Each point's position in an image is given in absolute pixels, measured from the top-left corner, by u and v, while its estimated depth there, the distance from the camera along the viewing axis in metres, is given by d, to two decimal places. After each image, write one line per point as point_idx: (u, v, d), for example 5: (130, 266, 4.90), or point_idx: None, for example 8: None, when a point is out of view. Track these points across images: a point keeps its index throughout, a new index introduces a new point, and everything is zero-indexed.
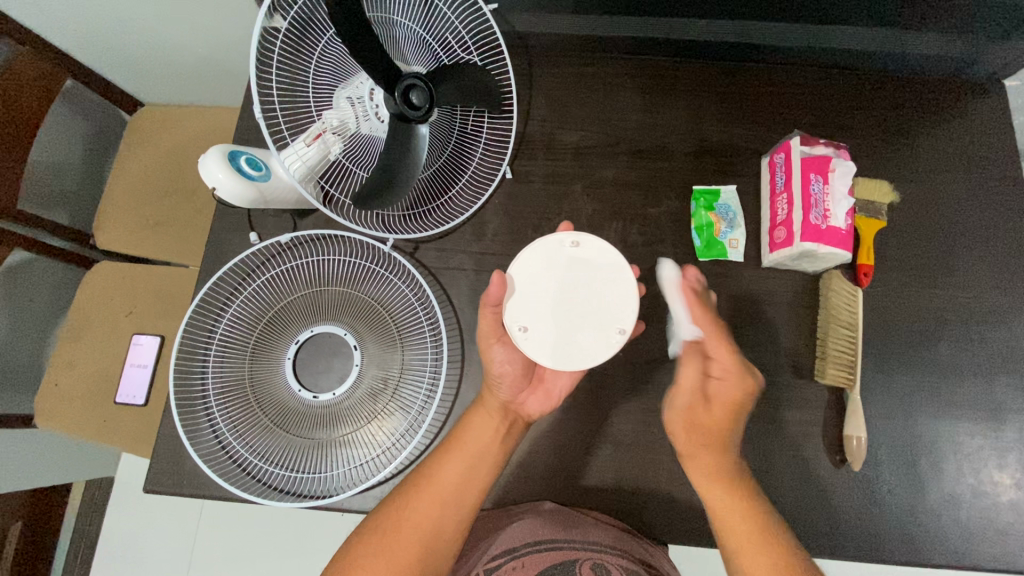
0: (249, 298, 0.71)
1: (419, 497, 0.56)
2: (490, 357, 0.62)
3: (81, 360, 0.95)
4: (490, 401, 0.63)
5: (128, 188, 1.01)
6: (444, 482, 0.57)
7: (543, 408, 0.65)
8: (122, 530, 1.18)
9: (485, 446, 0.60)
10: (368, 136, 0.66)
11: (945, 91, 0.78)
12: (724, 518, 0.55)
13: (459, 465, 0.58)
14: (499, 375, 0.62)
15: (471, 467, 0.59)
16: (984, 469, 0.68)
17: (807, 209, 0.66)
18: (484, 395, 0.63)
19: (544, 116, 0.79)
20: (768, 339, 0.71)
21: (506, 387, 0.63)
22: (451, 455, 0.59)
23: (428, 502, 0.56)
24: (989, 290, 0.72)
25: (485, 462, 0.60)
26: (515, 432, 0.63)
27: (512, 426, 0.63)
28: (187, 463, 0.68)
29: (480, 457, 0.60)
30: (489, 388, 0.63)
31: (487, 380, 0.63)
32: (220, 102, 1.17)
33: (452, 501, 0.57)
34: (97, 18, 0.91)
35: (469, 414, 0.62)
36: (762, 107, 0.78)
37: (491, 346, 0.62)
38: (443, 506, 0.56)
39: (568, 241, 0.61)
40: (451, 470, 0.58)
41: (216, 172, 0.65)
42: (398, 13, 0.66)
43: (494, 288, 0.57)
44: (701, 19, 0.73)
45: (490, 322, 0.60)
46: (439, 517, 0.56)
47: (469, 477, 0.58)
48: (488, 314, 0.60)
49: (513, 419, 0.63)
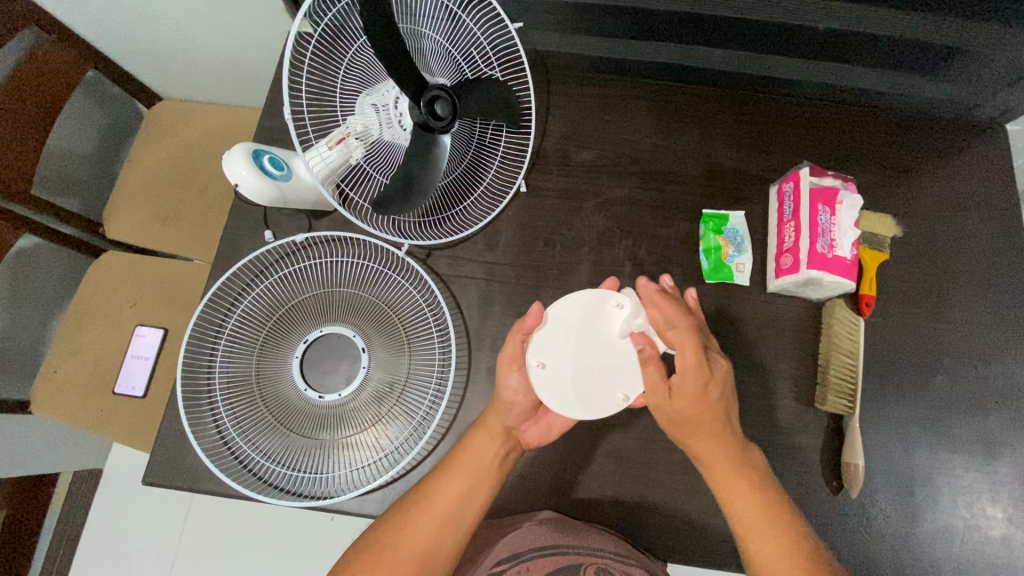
0: (260, 296, 0.71)
1: (417, 514, 0.56)
2: (506, 383, 0.60)
3: (82, 348, 0.94)
4: (492, 422, 0.62)
5: (141, 179, 1.02)
6: (442, 500, 0.57)
7: (540, 438, 0.65)
8: (107, 523, 1.17)
9: (484, 465, 0.60)
10: (391, 143, 0.67)
11: (946, 133, 0.80)
12: (741, 492, 0.55)
13: (457, 485, 0.58)
14: (510, 402, 0.61)
15: (470, 486, 0.58)
16: (977, 503, 0.69)
17: (814, 237, 0.67)
18: (487, 416, 0.63)
19: (560, 133, 0.80)
20: (770, 363, 0.72)
21: (511, 415, 0.61)
22: (450, 473, 0.59)
23: (425, 522, 0.56)
24: (985, 326, 0.74)
25: (484, 482, 0.59)
26: (513, 457, 0.63)
27: (511, 450, 0.63)
28: (189, 457, 0.68)
29: (478, 476, 0.59)
30: (493, 410, 0.62)
31: (495, 402, 0.62)
32: (238, 100, 1.18)
33: (450, 522, 0.56)
34: (124, 12, 0.93)
35: (470, 434, 0.62)
36: (773, 136, 0.80)
37: (509, 373, 0.60)
38: (443, 525, 0.56)
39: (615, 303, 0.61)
40: (450, 488, 0.58)
41: (239, 170, 0.65)
42: (426, 26, 0.68)
43: (530, 317, 0.58)
44: (718, 49, 0.75)
45: (515, 348, 0.60)
46: (438, 535, 0.56)
47: (468, 496, 0.58)
48: (518, 340, 0.59)
49: (512, 445, 0.63)
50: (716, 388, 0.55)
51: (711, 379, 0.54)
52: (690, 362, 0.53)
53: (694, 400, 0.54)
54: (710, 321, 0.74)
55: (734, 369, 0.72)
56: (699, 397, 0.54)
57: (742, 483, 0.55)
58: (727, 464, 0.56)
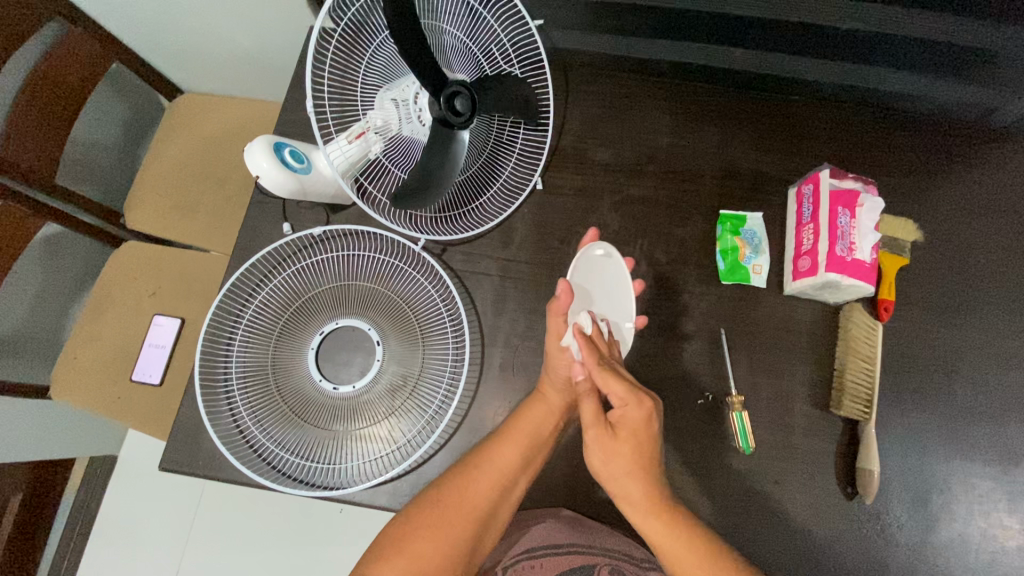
0: (278, 286, 0.72)
1: (476, 482, 0.57)
2: (558, 362, 0.61)
3: (101, 336, 0.96)
4: (548, 394, 0.62)
5: (161, 170, 1.03)
6: (500, 468, 0.58)
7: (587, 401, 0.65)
8: (120, 509, 1.19)
9: (542, 435, 0.61)
10: (409, 138, 0.67)
11: (970, 137, 0.79)
12: (682, 551, 0.53)
13: (515, 453, 0.59)
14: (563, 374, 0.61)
15: (526, 454, 0.59)
16: (994, 513, 0.68)
17: (832, 240, 0.67)
18: (543, 388, 0.63)
19: (577, 131, 0.80)
20: (784, 366, 0.72)
21: (568, 386, 0.62)
22: (508, 441, 0.59)
23: (486, 485, 0.57)
24: (1006, 333, 0.73)
25: (539, 452, 0.60)
26: (565, 423, 0.64)
27: (564, 418, 0.64)
28: (204, 444, 0.69)
29: (536, 447, 0.60)
30: (550, 381, 0.62)
31: (550, 374, 0.62)
32: (256, 95, 1.19)
33: (506, 490, 0.58)
34: (149, 6, 0.94)
35: (524, 405, 0.62)
36: (792, 138, 0.80)
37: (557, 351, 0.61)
38: (501, 489, 0.57)
39: (598, 263, 0.67)
40: (509, 455, 0.59)
41: (260, 161, 0.66)
42: (448, 22, 0.68)
43: (562, 296, 0.58)
44: (738, 48, 0.75)
45: (556, 324, 0.60)
46: (497, 501, 0.57)
47: (525, 463, 0.59)
48: (557, 319, 0.60)
49: (568, 413, 0.63)
50: (651, 421, 0.58)
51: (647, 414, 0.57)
52: (624, 393, 0.57)
53: (627, 433, 0.58)
54: (725, 323, 0.73)
55: (748, 372, 0.72)
56: (635, 431, 0.57)
57: (665, 532, 0.54)
58: (644, 514, 0.55)
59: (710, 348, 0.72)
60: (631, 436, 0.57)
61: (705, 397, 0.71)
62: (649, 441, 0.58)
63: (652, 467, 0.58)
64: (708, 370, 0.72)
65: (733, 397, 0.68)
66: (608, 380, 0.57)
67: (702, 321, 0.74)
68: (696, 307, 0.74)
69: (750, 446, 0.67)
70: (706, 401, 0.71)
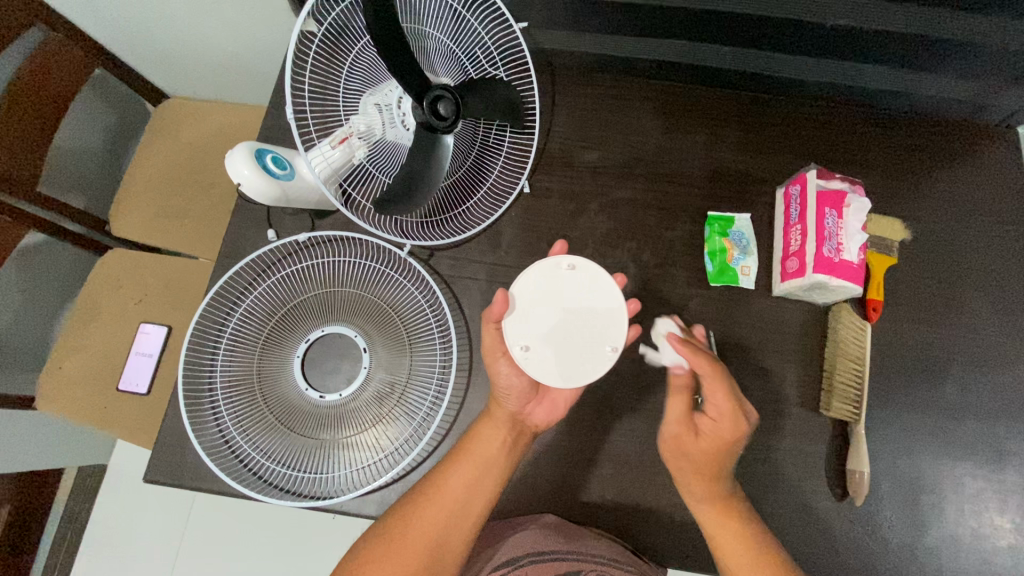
0: (262, 294, 0.71)
1: (425, 506, 0.56)
2: (498, 372, 0.61)
3: (88, 345, 0.95)
4: (498, 412, 0.62)
5: (145, 176, 1.02)
6: (450, 492, 0.57)
7: (547, 417, 0.65)
8: (110, 518, 1.17)
9: (492, 456, 0.60)
10: (393, 143, 0.66)
11: (956, 135, 0.79)
12: (742, 559, 0.56)
13: (465, 476, 0.58)
14: (507, 389, 0.61)
15: (475, 478, 0.59)
16: (985, 512, 0.68)
17: (820, 241, 0.66)
18: (492, 407, 0.62)
19: (564, 134, 0.80)
20: (774, 368, 0.72)
21: (514, 400, 0.62)
22: (458, 464, 0.59)
23: (433, 513, 0.56)
24: (995, 332, 0.73)
25: (491, 473, 0.59)
26: (523, 443, 0.63)
27: (520, 437, 0.63)
28: (189, 455, 0.68)
29: (487, 469, 0.59)
30: (496, 401, 0.62)
31: (494, 391, 0.62)
32: (243, 99, 1.18)
33: (458, 515, 0.57)
34: (132, 11, 0.93)
35: (475, 425, 0.62)
36: (779, 138, 0.79)
37: (497, 361, 0.61)
38: (450, 517, 0.56)
39: (564, 264, 0.63)
40: (457, 479, 0.58)
41: (241, 169, 0.65)
42: (431, 26, 0.67)
43: (497, 304, 0.57)
44: (724, 46, 0.74)
45: (494, 336, 0.60)
46: (446, 527, 0.56)
47: (475, 487, 0.58)
48: (491, 329, 0.60)
49: (520, 430, 0.63)
50: (726, 452, 0.57)
51: (728, 429, 0.56)
52: (704, 424, 0.57)
53: (700, 461, 0.58)
54: (714, 325, 0.73)
55: (738, 374, 0.72)
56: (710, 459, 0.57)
57: (732, 526, 0.57)
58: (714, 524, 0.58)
59: None
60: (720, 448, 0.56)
61: None
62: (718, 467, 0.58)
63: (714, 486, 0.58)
64: None
65: None
66: (680, 411, 0.59)
67: (692, 323, 0.73)
68: (685, 310, 0.74)
69: (740, 448, 0.67)
70: None
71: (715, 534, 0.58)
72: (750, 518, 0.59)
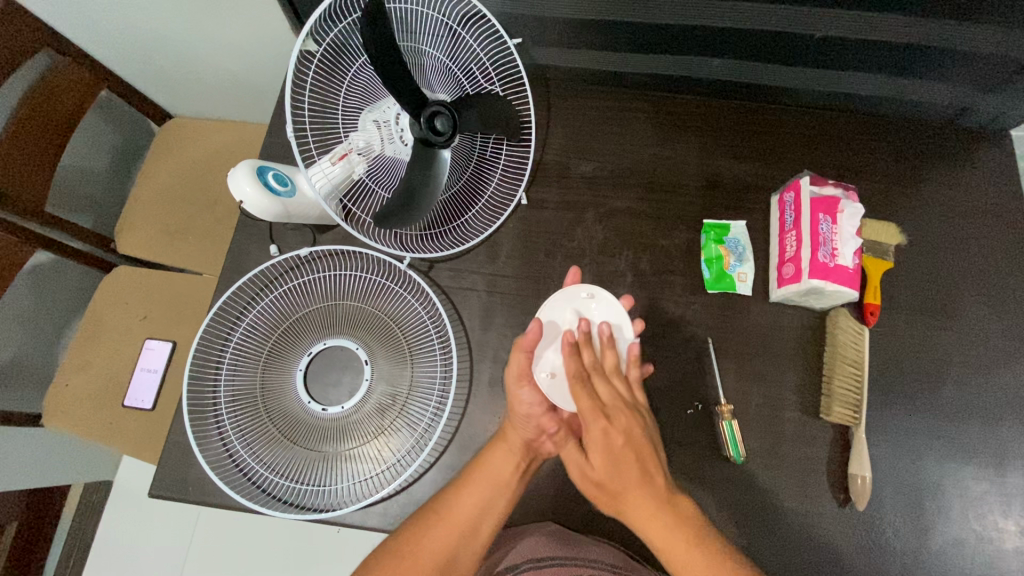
0: (265, 309, 0.73)
1: (436, 525, 0.56)
2: (518, 399, 0.61)
3: (93, 362, 0.96)
4: (512, 437, 0.62)
5: (150, 194, 1.04)
6: (462, 511, 0.57)
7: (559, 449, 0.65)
8: (116, 534, 1.18)
9: (504, 478, 0.60)
10: (392, 158, 0.68)
11: (947, 139, 0.80)
12: (674, 547, 0.51)
13: (477, 497, 0.58)
14: (526, 416, 0.61)
15: (489, 498, 0.59)
16: (989, 515, 0.67)
17: (815, 246, 0.67)
18: (507, 431, 0.62)
19: (561, 146, 0.81)
20: (773, 374, 0.72)
21: (531, 429, 0.62)
22: (470, 484, 0.59)
23: (443, 531, 0.56)
24: (994, 334, 0.73)
25: (504, 496, 0.59)
26: (533, 469, 0.63)
27: (532, 463, 0.63)
28: (194, 469, 0.69)
29: (500, 489, 0.59)
30: (513, 425, 0.62)
31: (511, 418, 0.62)
32: (244, 117, 1.20)
33: (469, 535, 0.57)
34: (137, 34, 0.95)
35: (488, 446, 0.62)
36: (773, 146, 0.80)
37: (520, 387, 0.61)
38: (461, 535, 0.56)
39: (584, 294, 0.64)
40: (468, 501, 0.58)
41: (244, 186, 0.67)
42: (427, 44, 0.69)
43: (530, 332, 0.58)
44: (715, 59, 0.76)
45: (521, 364, 0.60)
46: (455, 546, 0.56)
47: (487, 507, 0.58)
48: (523, 357, 0.59)
49: (533, 456, 0.63)
50: (631, 429, 0.56)
51: (621, 421, 0.56)
52: (588, 408, 0.56)
53: (600, 450, 0.56)
54: (713, 332, 0.74)
55: (737, 380, 0.72)
56: (612, 438, 0.55)
57: (664, 525, 0.52)
58: (654, 507, 0.53)
59: (698, 358, 0.73)
60: (614, 447, 0.55)
61: (695, 406, 0.71)
62: (629, 451, 0.55)
63: (638, 474, 0.54)
64: (696, 378, 0.72)
65: (723, 406, 0.68)
66: (578, 395, 0.57)
67: (690, 330, 0.74)
68: (683, 317, 0.74)
69: (741, 456, 0.67)
70: (696, 411, 0.70)
71: (651, 532, 0.53)
72: (686, 510, 0.53)
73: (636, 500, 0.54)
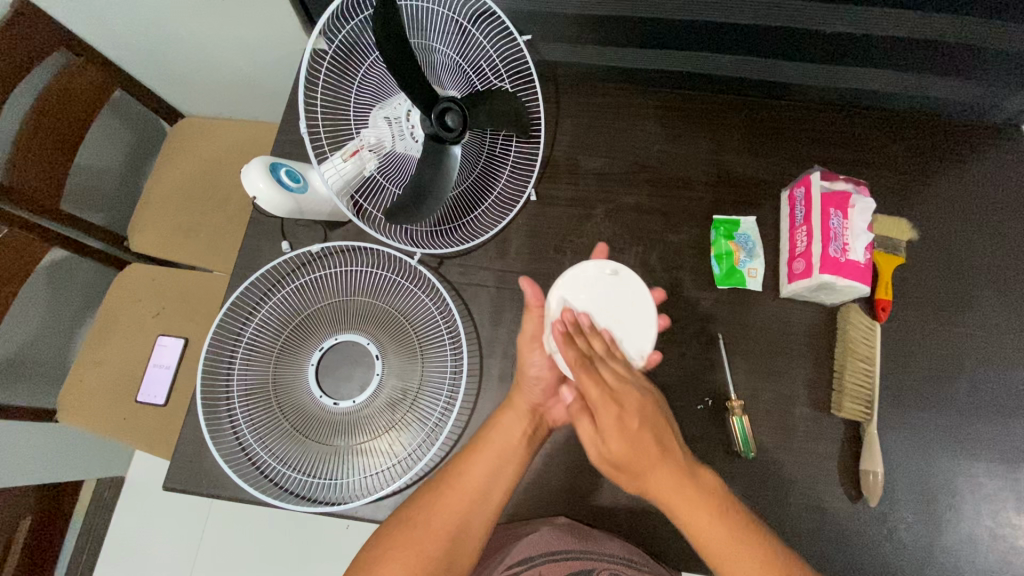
0: (278, 304, 0.73)
1: (448, 493, 0.57)
2: (530, 360, 0.63)
3: (107, 358, 0.97)
4: (518, 401, 0.63)
5: (162, 192, 1.05)
6: (471, 481, 0.58)
7: (568, 413, 0.66)
8: (128, 529, 1.19)
9: (511, 444, 0.61)
10: (403, 154, 0.68)
11: (959, 135, 0.79)
12: (703, 522, 0.52)
13: (486, 466, 0.59)
14: (535, 378, 0.63)
15: (499, 464, 0.59)
16: (1002, 512, 0.67)
17: (826, 242, 0.67)
18: (512, 396, 0.63)
19: (570, 142, 0.81)
20: (784, 369, 0.72)
21: (538, 390, 0.63)
22: (480, 454, 0.59)
23: (453, 500, 0.57)
24: (1006, 330, 0.72)
25: (512, 462, 0.60)
26: (540, 436, 0.64)
27: (538, 429, 0.64)
28: (207, 462, 0.70)
29: (506, 458, 0.60)
30: (519, 388, 0.63)
31: (520, 378, 0.64)
32: (255, 116, 1.21)
33: (479, 500, 0.58)
34: (149, 34, 0.96)
35: (495, 416, 0.63)
36: (783, 142, 0.80)
37: (532, 349, 0.63)
38: (471, 503, 0.57)
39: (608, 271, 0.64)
40: (478, 468, 0.59)
41: (257, 183, 0.67)
42: (438, 41, 0.70)
43: (529, 290, 0.62)
44: (727, 55, 0.76)
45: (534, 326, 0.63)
46: (465, 515, 0.56)
47: (497, 475, 0.59)
48: (534, 315, 0.63)
49: (539, 423, 0.64)
50: (648, 404, 0.57)
51: (633, 404, 0.56)
52: (598, 397, 0.55)
53: (618, 437, 0.55)
54: (723, 328, 0.74)
55: (748, 376, 0.72)
56: (635, 416, 0.55)
57: (695, 503, 0.53)
58: (679, 482, 0.54)
59: (709, 354, 0.72)
60: (628, 428, 0.55)
61: (706, 401, 0.71)
62: (643, 432, 0.55)
63: (658, 452, 0.55)
64: (707, 374, 0.72)
65: (734, 402, 0.67)
66: (584, 381, 0.56)
67: (700, 326, 0.74)
68: (692, 312, 0.74)
69: (751, 450, 0.67)
70: (707, 406, 0.70)
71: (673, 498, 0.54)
72: (708, 482, 0.55)
73: (656, 473, 0.54)
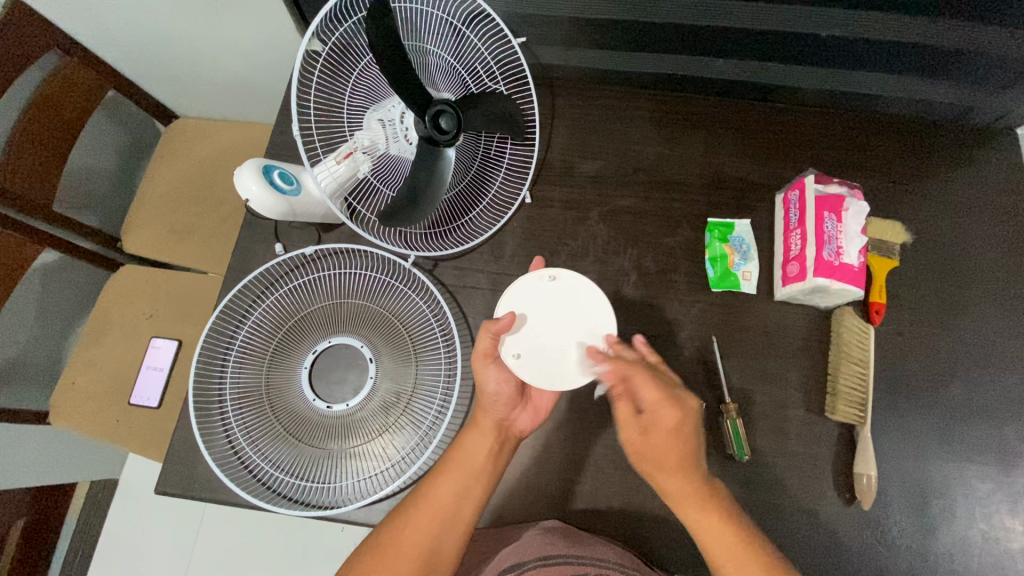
0: (270, 307, 0.73)
1: (419, 515, 0.56)
2: (485, 377, 0.62)
3: (101, 360, 0.97)
4: (481, 419, 0.62)
5: (156, 194, 1.05)
6: (440, 499, 0.57)
7: (532, 421, 0.65)
8: (122, 531, 1.19)
9: (476, 463, 0.60)
10: (396, 156, 0.68)
11: (952, 138, 0.80)
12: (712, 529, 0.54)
13: (455, 485, 0.58)
14: (494, 394, 0.62)
15: (467, 483, 0.59)
16: (996, 515, 0.67)
17: (820, 245, 0.67)
18: (477, 414, 0.63)
19: (565, 145, 0.81)
20: (778, 372, 0.72)
21: (501, 406, 0.62)
22: (446, 474, 0.59)
23: (425, 520, 0.56)
24: (1000, 333, 0.73)
25: (481, 479, 0.60)
26: (508, 449, 0.63)
27: (505, 444, 0.63)
28: (199, 466, 0.69)
29: (474, 477, 0.59)
30: (482, 406, 0.62)
31: (481, 398, 0.62)
32: (249, 117, 1.21)
33: (449, 519, 0.57)
34: (142, 35, 0.96)
35: (462, 433, 0.62)
36: (778, 145, 0.80)
37: (485, 366, 0.61)
38: (442, 523, 0.56)
39: (548, 276, 0.65)
40: (447, 488, 0.58)
41: (249, 184, 0.67)
42: (431, 43, 0.70)
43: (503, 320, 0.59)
44: (722, 58, 0.76)
45: (486, 345, 0.60)
46: (438, 536, 0.56)
47: (465, 495, 0.58)
48: (489, 337, 0.60)
49: (506, 436, 0.63)
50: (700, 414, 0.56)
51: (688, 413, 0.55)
52: (655, 398, 0.54)
53: (661, 433, 0.55)
54: (717, 331, 0.74)
55: (742, 379, 0.72)
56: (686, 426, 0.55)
57: (710, 514, 0.55)
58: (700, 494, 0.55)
59: (703, 357, 0.72)
60: (676, 433, 0.54)
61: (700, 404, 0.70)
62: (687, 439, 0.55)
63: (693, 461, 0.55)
64: (702, 377, 0.72)
65: (728, 405, 0.67)
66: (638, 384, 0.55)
67: (695, 329, 0.74)
68: (687, 316, 0.74)
69: (745, 453, 0.67)
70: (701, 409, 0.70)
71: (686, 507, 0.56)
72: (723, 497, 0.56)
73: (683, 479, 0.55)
